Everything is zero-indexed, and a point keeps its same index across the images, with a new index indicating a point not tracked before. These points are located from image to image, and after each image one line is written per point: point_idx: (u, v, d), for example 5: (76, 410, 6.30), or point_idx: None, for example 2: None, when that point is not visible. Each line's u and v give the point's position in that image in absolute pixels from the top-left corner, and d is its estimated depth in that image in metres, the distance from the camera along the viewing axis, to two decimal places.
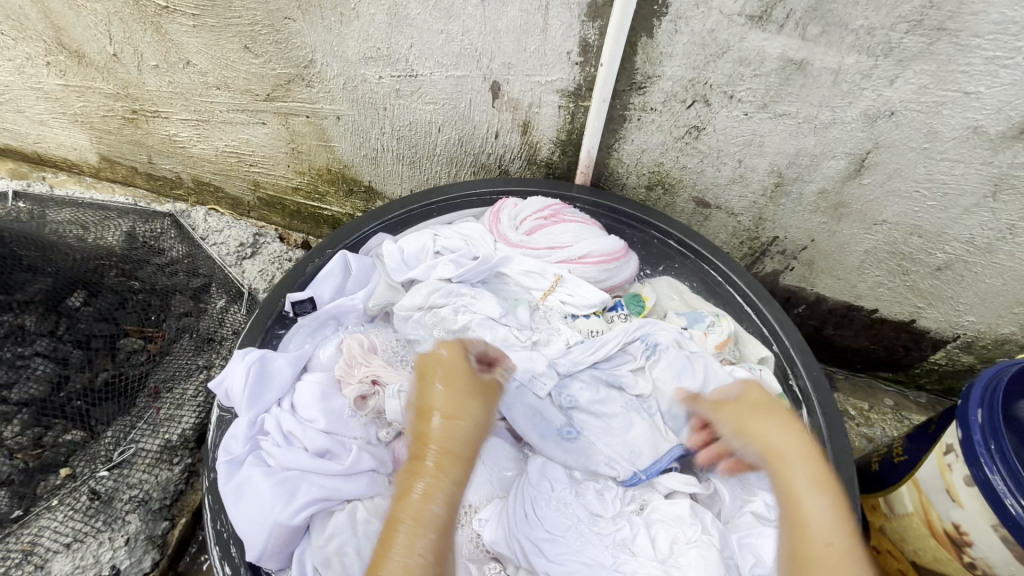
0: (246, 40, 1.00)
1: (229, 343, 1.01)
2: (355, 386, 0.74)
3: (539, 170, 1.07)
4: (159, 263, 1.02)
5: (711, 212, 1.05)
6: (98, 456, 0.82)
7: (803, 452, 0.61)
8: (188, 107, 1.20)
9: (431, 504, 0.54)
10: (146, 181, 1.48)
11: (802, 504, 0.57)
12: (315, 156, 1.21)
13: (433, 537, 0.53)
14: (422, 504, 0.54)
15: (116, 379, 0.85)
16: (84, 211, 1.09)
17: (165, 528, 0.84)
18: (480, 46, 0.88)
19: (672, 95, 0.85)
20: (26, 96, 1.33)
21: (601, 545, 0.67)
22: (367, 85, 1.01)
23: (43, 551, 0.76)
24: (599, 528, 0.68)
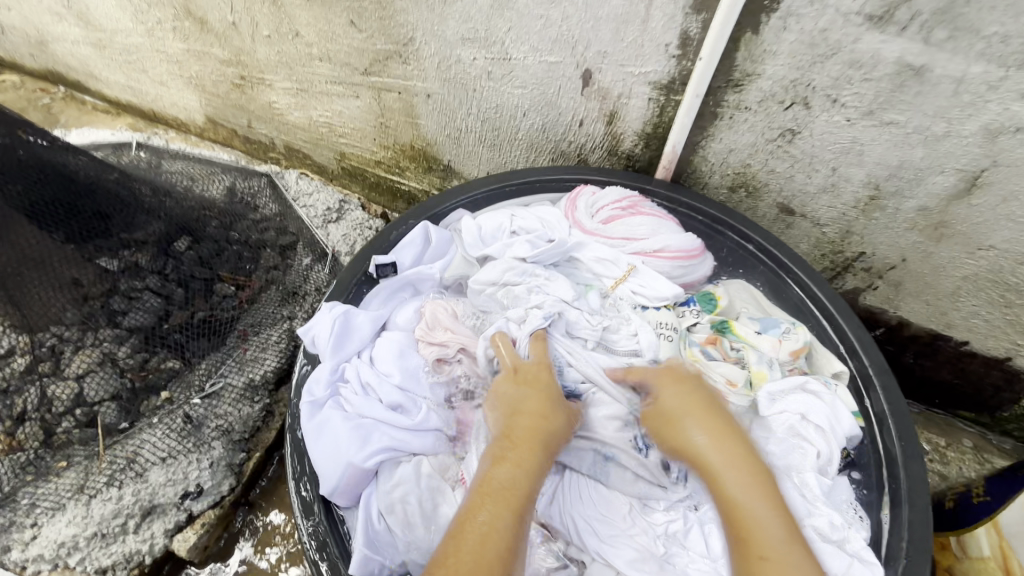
0: (353, 15, 1.05)
1: (312, 297, 1.06)
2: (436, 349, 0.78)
3: (619, 162, 1.07)
4: (254, 218, 1.10)
5: (794, 220, 1.01)
6: (192, 385, 0.89)
7: (751, 469, 0.59)
8: (291, 76, 1.28)
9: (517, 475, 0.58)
10: (244, 144, 1.59)
11: (743, 504, 0.56)
12: (401, 131, 1.26)
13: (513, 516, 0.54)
14: (510, 477, 0.57)
15: (211, 317, 0.94)
16: (194, 165, 1.21)
17: (242, 459, 0.88)
18: (577, 34, 0.89)
19: (770, 95, 0.83)
20: (151, 58, 1.47)
21: (652, 535, 0.68)
22: (460, 66, 1.04)
23: (143, 461, 0.82)
24: (650, 518, 0.69)
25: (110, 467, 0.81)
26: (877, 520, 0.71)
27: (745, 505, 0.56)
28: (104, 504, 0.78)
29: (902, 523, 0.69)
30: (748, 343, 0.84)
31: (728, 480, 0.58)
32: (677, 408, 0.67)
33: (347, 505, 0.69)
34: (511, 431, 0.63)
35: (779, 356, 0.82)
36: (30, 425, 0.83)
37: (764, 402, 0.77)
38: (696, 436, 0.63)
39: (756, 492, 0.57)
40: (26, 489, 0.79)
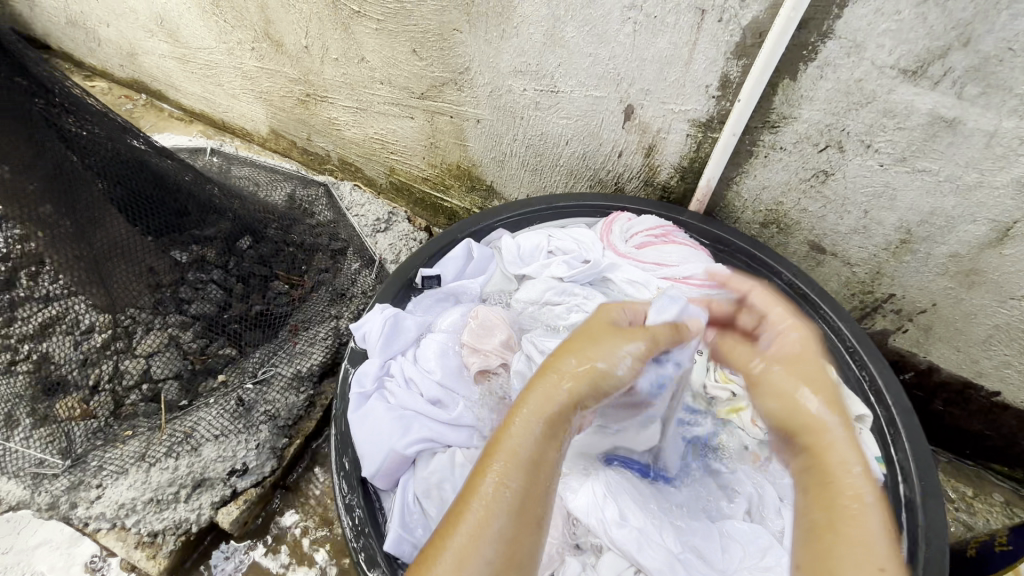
0: (416, 45, 1.15)
1: (357, 301, 1.13)
2: (481, 360, 0.82)
3: (655, 192, 1.12)
4: (310, 223, 1.19)
5: (824, 258, 1.03)
6: (246, 371, 0.98)
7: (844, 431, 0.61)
8: (353, 96, 1.39)
9: (524, 441, 0.56)
10: (300, 155, 1.71)
11: (829, 455, 0.59)
12: (449, 152, 1.35)
13: (517, 480, 0.55)
14: (516, 441, 0.56)
15: (266, 312, 1.04)
16: (259, 171, 1.32)
17: (284, 443, 0.94)
18: (622, 72, 0.96)
19: (806, 137, 0.87)
20: (228, 73, 1.61)
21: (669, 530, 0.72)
22: (510, 95, 1.12)
23: (197, 438, 0.90)
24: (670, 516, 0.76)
25: (169, 439, 0.90)
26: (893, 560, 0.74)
27: (844, 472, 0.58)
28: (162, 473, 0.86)
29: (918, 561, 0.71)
30: None
31: (792, 394, 0.65)
32: (790, 401, 0.65)
33: (387, 488, 0.75)
34: (547, 369, 0.61)
35: None
36: (102, 395, 0.92)
37: None
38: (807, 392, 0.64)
39: (855, 455, 0.59)
40: (96, 453, 0.88)
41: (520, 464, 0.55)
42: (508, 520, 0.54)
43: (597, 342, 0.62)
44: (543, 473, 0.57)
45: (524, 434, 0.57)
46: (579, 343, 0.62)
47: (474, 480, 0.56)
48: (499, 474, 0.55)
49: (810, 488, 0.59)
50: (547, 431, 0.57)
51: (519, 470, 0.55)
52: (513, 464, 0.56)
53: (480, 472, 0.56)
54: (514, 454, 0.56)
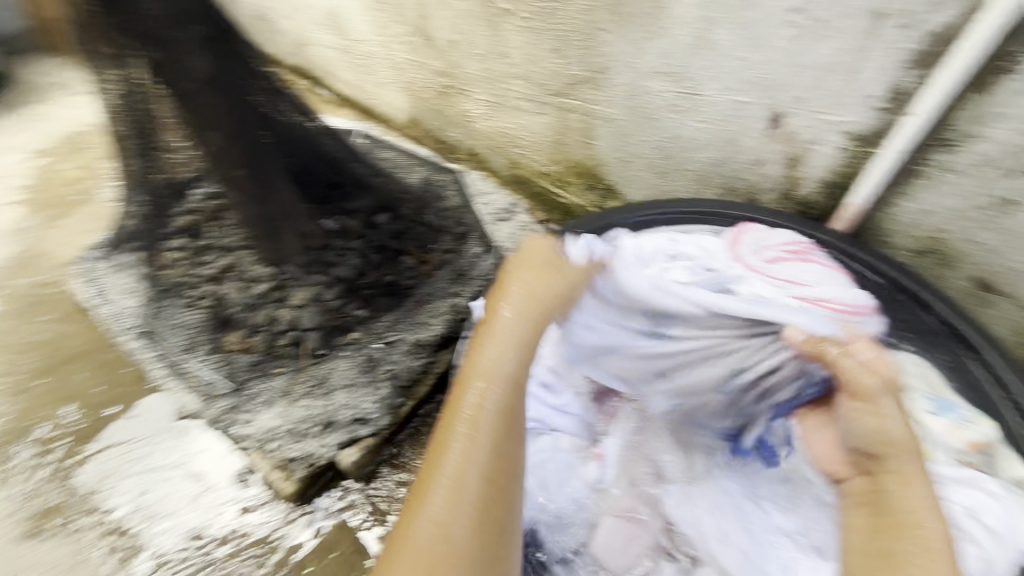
0: (559, 43, 1.19)
1: (475, 283, 1.21)
2: None
3: (792, 206, 1.06)
4: (440, 206, 1.28)
5: (991, 298, 0.92)
6: (376, 332, 1.09)
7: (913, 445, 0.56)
8: (489, 90, 1.46)
9: (494, 382, 0.58)
10: (432, 143, 1.84)
11: (906, 493, 0.53)
12: (574, 149, 1.37)
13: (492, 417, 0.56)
14: (488, 383, 0.58)
15: (396, 282, 1.15)
16: (399, 155, 1.44)
17: (401, 401, 1.04)
18: (774, 78, 0.92)
19: (990, 160, 0.78)
20: (380, 64, 1.77)
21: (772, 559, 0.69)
22: (647, 96, 1.11)
23: (332, 384, 1.02)
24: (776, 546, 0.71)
25: (309, 381, 1.03)
26: None
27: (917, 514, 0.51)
28: (303, 409, 1.00)
29: None
30: (918, 418, 0.81)
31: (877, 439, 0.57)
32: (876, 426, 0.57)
33: None
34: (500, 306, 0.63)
35: (954, 441, 0.78)
36: (261, 336, 1.08)
37: (932, 482, 0.74)
38: (894, 424, 0.57)
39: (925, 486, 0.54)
40: (253, 383, 1.04)
41: (492, 398, 0.57)
42: (491, 421, 0.56)
43: (540, 275, 0.66)
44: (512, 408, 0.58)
45: (500, 367, 0.59)
46: (528, 281, 0.65)
47: (458, 398, 0.59)
48: (472, 409, 0.57)
49: (872, 514, 0.54)
50: (517, 369, 0.59)
51: (487, 410, 0.57)
52: (484, 403, 0.57)
53: (454, 419, 0.57)
54: (487, 391, 0.58)
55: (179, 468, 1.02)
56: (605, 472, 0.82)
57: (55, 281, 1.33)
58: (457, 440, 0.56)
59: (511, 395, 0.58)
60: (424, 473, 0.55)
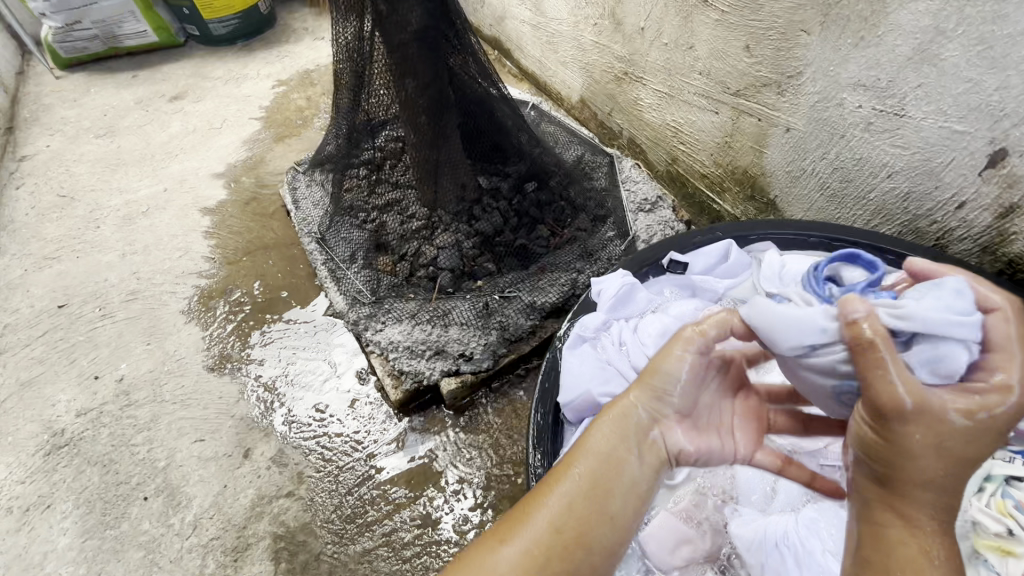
0: (752, 41, 1.13)
1: (600, 264, 1.23)
2: None
3: (995, 263, 0.91)
4: (586, 185, 1.33)
5: None
6: (499, 285, 1.19)
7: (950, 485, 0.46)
8: (666, 82, 1.44)
9: (607, 440, 0.58)
10: (596, 126, 1.86)
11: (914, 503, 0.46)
12: (740, 155, 1.30)
13: (586, 471, 0.56)
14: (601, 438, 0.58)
15: (527, 247, 1.23)
16: (561, 132, 1.51)
17: (504, 352, 1.12)
18: (1009, 108, 0.78)
19: None
20: (566, 43, 1.83)
21: None
22: (839, 110, 1.01)
23: (451, 318, 1.14)
24: None
25: (432, 310, 1.16)
26: None
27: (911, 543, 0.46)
28: (421, 332, 1.14)
29: None
30: None
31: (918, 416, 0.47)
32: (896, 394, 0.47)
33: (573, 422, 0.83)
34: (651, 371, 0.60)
35: None
36: (405, 264, 1.24)
37: None
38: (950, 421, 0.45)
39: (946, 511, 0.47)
40: (390, 300, 1.20)
41: (601, 456, 0.57)
42: (555, 535, 0.53)
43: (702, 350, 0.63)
44: (614, 477, 0.56)
45: (631, 412, 0.59)
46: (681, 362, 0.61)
47: (531, 497, 0.57)
48: (583, 459, 0.57)
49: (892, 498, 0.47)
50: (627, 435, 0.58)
51: (599, 464, 0.56)
52: (596, 456, 0.57)
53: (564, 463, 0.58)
54: (609, 437, 0.58)
55: (320, 353, 1.23)
56: (676, 470, 0.79)
57: (270, 185, 1.65)
58: (517, 537, 0.54)
59: (586, 512, 0.54)
60: (472, 555, 0.55)
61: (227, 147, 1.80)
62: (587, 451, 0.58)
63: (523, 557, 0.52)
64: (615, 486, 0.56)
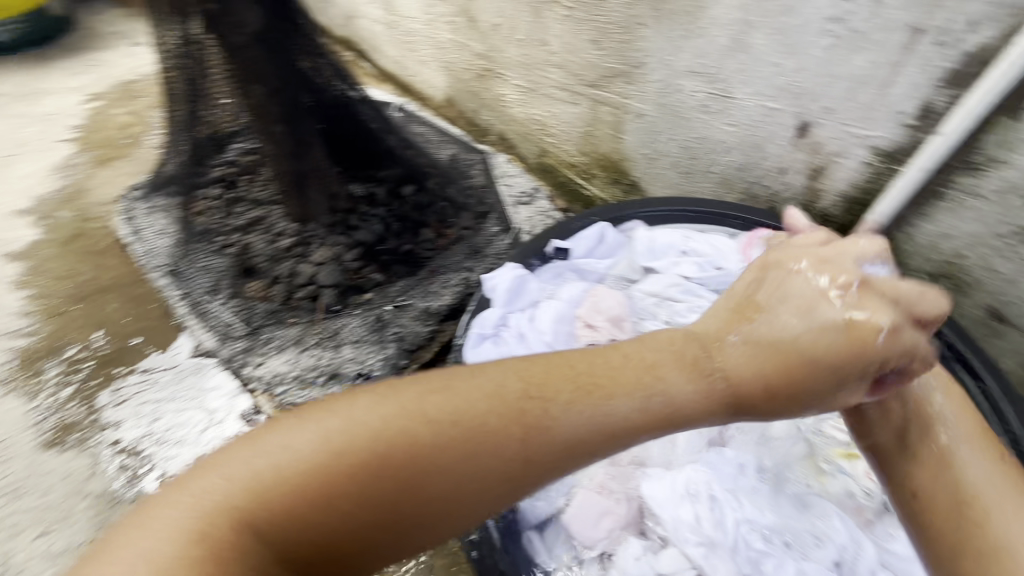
0: (598, 35, 1.20)
1: (489, 260, 1.24)
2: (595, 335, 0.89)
3: (812, 218, 1.07)
4: (465, 183, 1.31)
5: (1004, 330, 0.91)
6: (389, 295, 1.14)
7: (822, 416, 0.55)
8: (526, 77, 1.49)
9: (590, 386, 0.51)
10: (466, 124, 1.86)
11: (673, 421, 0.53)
12: (602, 143, 1.39)
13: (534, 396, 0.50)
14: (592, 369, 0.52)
15: (413, 252, 1.20)
16: (432, 131, 1.49)
17: (405, 364, 1.08)
18: (807, 86, 0.92)
19: (1016, 187, 0.77)
20: (423, 42, 1.80)
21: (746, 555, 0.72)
22: (679, 95, 1.12)
23: (342, 338, 1.08)
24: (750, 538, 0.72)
25: (320, 333, 1.09)
26: None
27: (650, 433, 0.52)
28: (310, 358, 1.06)
29: None
30: None
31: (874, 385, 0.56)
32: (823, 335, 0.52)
33: None
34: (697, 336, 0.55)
35: None
36: (280, 287, 1.13)
37: None
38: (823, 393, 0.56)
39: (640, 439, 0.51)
40: (268, 328, 1.10)
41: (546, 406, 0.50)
42: (402, 436, 0.47)
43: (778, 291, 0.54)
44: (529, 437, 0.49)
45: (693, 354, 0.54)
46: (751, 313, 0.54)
47: (556, 372, 0.52)
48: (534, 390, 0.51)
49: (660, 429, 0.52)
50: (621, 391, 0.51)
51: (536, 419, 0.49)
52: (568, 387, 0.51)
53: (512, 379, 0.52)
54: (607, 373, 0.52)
55: (193, 402, 1.07)
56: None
57: (97, 217, 1.40)
58: (422, 398, 0.50)
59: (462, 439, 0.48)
60: (430, 382, 0.52)
61: (31, 176, 1.49)
62: (626, 355, 0.54)
63: (366, 431, 0.47)
64: (531, 441, 0.49)
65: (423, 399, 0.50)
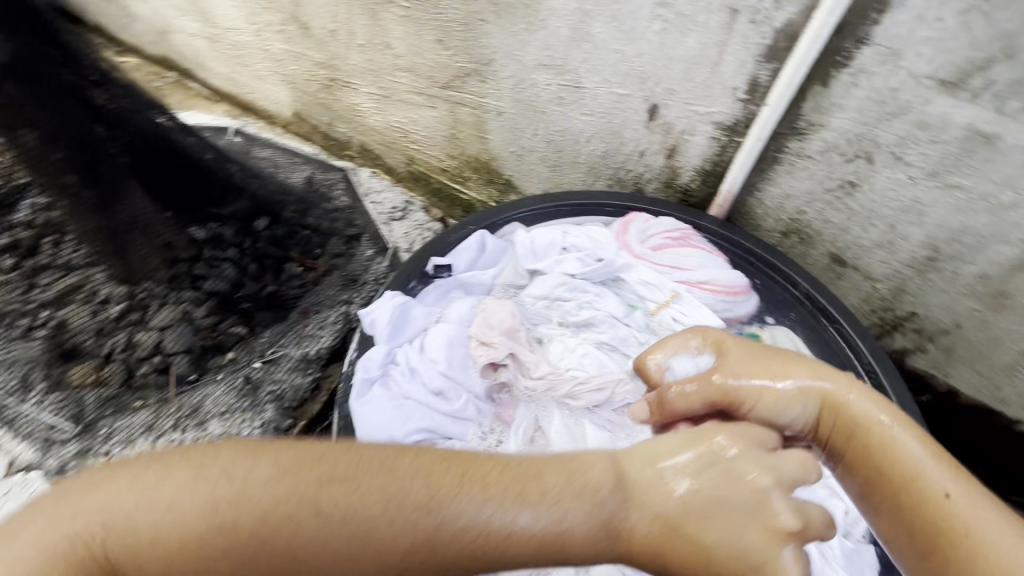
0: (442, 34, 1.14)
1: (368, 287, 1.16)
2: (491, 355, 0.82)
3: (675, 194, 1.12)
4: (327, 207, 1.21)
5: (845, 271, 1.02)
6: (256, 350, 1.01)
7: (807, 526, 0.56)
8: (376, 84, 1.39)
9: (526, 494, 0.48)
10: (322, 139, 1.71)
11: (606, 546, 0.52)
12: (468, 144, 1.34)
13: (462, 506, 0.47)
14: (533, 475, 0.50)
15: (278, 292, 1.07)
16: (279, 153, 1.34)
17: (287, 425, 0.96)
18: (648, 70, 0.95)
19: (834, 146, 0.86)
20: (255, 54, 1.62)
21: None
22: (534, 89, 1.11)
23: (205, 412, 0.94)
24: None
25: (176, 411, 0.94)
26: None
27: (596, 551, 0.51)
28: (166, 445, 0.91)
29: None
30: None
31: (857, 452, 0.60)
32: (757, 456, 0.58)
33: None
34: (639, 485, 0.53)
35: None
36: (115, 365, 0.96)
37: None
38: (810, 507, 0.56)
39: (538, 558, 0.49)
40: (106, 421, 0.91)
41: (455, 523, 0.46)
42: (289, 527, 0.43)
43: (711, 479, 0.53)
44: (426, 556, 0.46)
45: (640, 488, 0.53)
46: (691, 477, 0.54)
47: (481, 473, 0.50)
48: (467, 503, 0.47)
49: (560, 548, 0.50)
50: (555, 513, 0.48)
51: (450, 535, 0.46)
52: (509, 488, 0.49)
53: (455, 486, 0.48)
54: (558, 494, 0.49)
55: None
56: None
57: None
58: (336, 477, 0.46)
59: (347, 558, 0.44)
60: (339, 467, 0.47)
61: None
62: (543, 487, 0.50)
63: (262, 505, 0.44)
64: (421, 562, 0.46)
65: (321, 487, 0.45)
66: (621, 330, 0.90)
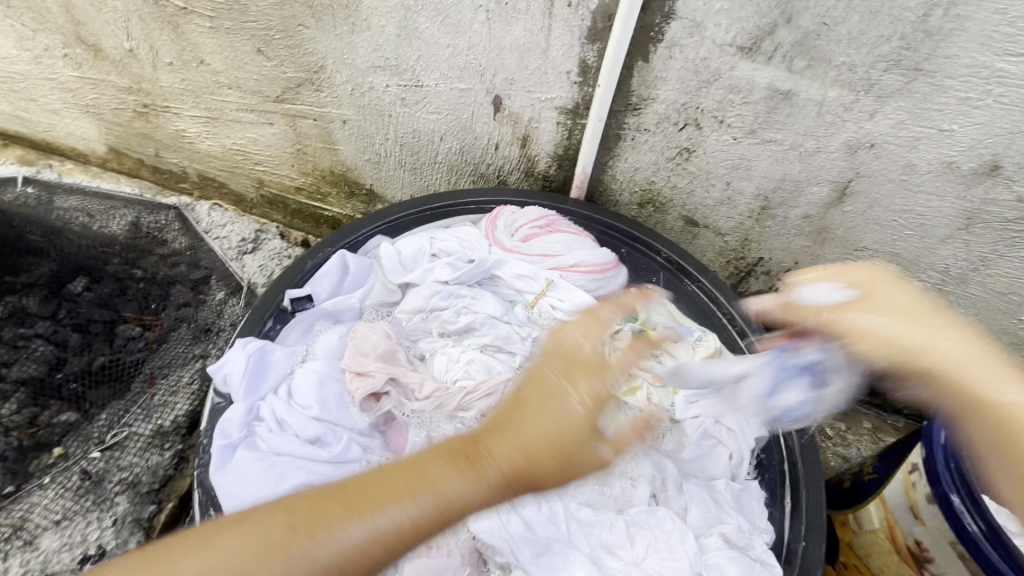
0: (260, 43, 1.04)
1: (225, 334, 1.04)
2: (366, 386, 0.77)
3: (537, 182, 1.12)
4: (163, 253, 1.10)
5: (699, 230, 1.09)
6: (91, 438, 0.91)
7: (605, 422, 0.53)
8: (199, 105, 1.23)
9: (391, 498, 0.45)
10: (152, 173, 1.50)
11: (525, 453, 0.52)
12: (319, 157, 1.25)
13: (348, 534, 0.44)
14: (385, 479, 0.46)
15: (111, 362, 0.99)
16: (90, 199, 1.17)
17: (152, 512, 0.87)
18: (484, 62, 0.93)
19: (666, 117, 0.90)
20: (40, 85, 1.36)
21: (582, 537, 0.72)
22: (374, 93, 1.04)
23: (33, 527, 0.82)
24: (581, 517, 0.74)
25: None
26: (779, 525, 0.80)
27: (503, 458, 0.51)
28: None
29: (800, 511, 0.79)
30: (668, 349, 0.90)
31: (980, 377, 0.56)
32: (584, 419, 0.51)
33: None
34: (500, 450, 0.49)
35: (694, 360, 0.88)
36: None
37: (681, 405, 0.87)
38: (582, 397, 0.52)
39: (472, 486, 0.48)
40: None
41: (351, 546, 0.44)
42: None
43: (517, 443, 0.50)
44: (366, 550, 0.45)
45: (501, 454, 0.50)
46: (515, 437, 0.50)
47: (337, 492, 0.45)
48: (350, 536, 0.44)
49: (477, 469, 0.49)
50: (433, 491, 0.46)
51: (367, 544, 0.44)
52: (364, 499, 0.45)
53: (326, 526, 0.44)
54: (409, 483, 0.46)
55: None
56: None
57: None
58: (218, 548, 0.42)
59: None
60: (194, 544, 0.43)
61: None
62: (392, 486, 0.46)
63: None
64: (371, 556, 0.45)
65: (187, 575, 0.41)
66: (503, 329, 0.88)
